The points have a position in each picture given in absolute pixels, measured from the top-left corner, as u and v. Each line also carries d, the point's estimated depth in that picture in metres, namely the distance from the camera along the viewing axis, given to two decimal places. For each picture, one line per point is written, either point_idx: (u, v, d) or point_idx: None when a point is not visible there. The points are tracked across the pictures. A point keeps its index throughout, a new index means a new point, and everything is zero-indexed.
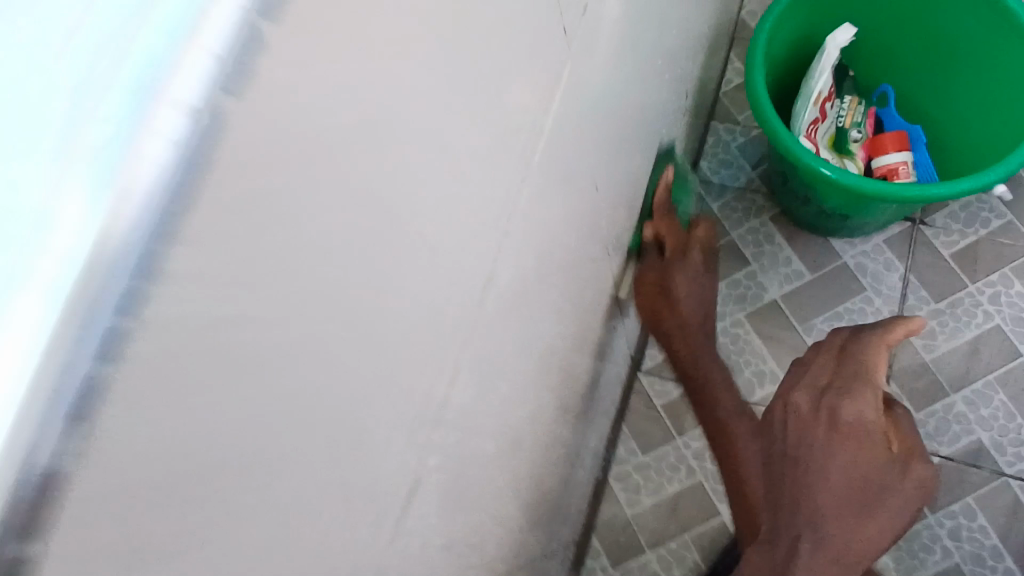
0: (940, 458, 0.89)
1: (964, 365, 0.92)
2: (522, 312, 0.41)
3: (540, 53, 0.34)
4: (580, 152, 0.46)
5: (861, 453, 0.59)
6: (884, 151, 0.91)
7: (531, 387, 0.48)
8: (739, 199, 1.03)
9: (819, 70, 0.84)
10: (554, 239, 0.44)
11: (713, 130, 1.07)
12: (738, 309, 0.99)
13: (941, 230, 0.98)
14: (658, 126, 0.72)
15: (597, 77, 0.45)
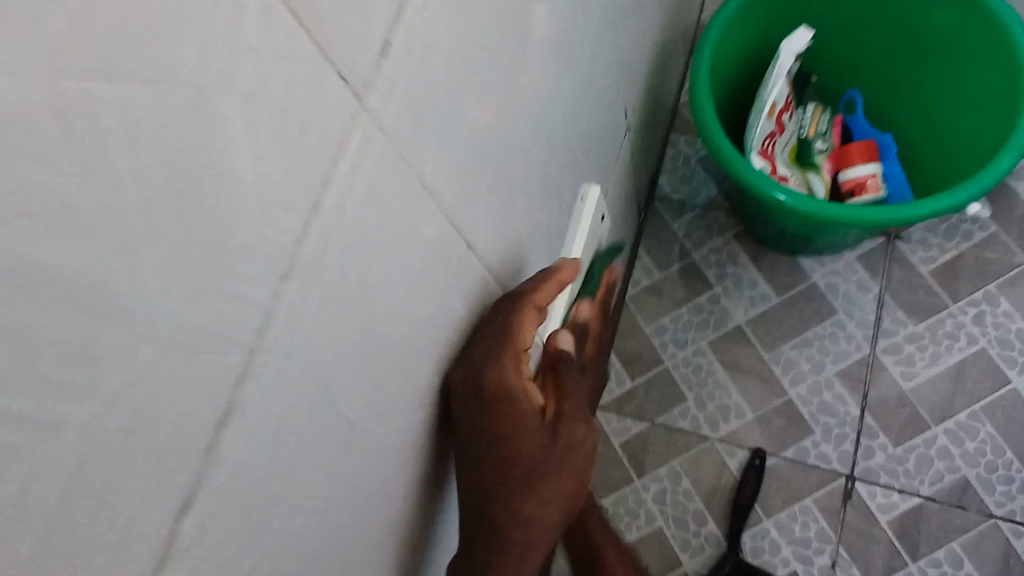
0: (922, 499, 0.82)
1: (948, 394, 0.85)
2: (383, 407, 0.34)
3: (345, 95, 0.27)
4: (468, 196, 0.38)
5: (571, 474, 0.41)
6: (851, 163, 0.84)
7: (419, 480, 0.40)
8: (701, 217, 0.96)
9: (774, 79, 0.77)
10: (432, 304, 0.36)
11: (672, 143, 0.99)
12: (699, 336, 0.91)
13: (919, 245, 0.90)
14: (595, 145, 0.63)
15: (484, 100, 0.37)
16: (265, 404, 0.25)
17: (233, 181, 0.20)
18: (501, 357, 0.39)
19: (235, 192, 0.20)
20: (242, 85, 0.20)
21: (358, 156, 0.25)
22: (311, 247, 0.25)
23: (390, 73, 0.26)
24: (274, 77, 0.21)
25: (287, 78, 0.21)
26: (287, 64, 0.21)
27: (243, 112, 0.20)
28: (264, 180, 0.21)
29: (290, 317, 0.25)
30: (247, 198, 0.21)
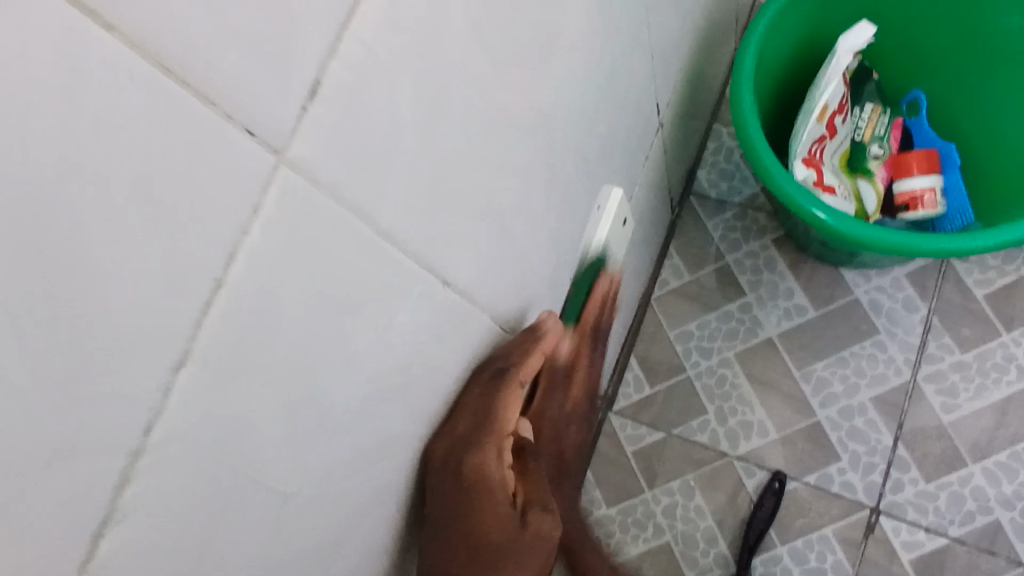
0: (949, 540, 0.78)
1: (990, 430, 0.79)
2: (344, 468, 0.31)
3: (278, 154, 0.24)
4: (451, 231, 0.34)
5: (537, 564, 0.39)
6: (908, 173, 0.76)
7: (384, 530, 0.37)
8: (739, 217, 0.89)
9: (827, 78, 0.69)
10: (398, 352, 0.32)
11: (715, 134, 0.92)
12: (726, 346, 0.86)
13: (975, 265, 0.84)
14: (620, 149, 0.58)
15: (471, 125, 0.32)
16: (164, 499, 0.22)
17: (82, 272, 0.17)
18: (480, 439, 0.38)
19: (90, 281, 0.17)
20: (82, 159, 0.16)
21: (273, 214, 0.22)
22: (211, 321, 0.21)
23: (325, 117, 0.22)
24: (138, 144, 0.17)
25: (158, 143, 0.18)
26: (158, 127, 0.17)
27: (92, 192, 0.16)
28: (133, 261, 0.18)
29: (197, 403, 0.21)
30: (109, 284, 0.18)
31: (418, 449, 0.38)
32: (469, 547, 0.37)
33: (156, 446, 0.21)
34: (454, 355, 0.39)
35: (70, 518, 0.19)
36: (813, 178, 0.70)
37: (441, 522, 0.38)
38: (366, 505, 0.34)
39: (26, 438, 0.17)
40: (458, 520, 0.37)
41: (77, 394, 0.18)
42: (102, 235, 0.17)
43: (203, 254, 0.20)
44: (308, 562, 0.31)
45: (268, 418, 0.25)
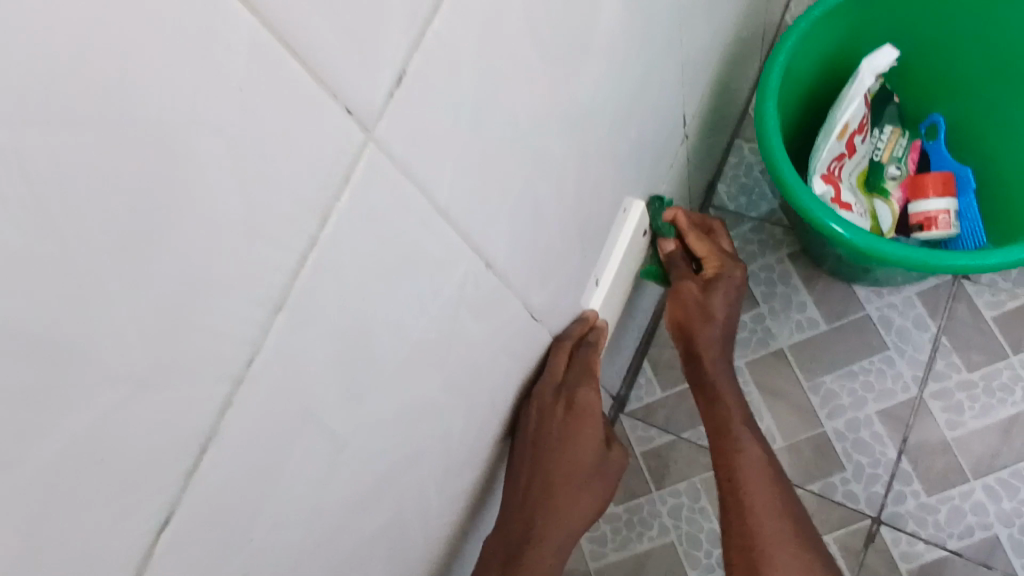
0: (947, 552, 0.80)
1: (993, 448, 0.81)
2: (386, 427, 0.34)
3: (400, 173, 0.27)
4: (496, 213, 0.37)
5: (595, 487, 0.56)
6: (924, 195, 0.78)
7: (413, 491, 0.40)
8: (757, 230, 0.92)
9: (848, 99, 0.72)
10: (441, 321, 0.35)
11: (737, 149, 0.95)
12: (738, 354, 0.88)
13: (986, 287, 0.86)
14: (647, 154, 0.61)
15: (515, 116, 0.35)
16: (253, 424, 0.25)
17: (216, 221, 0.20)
18: (585, 384, 0.53)
19: (218, 229, 0.20)
20: (227, 128, 0.19)
21: (358, 185, 0.25)
22: (305, 273, 0.24)
23: (401, 105, 0.25)
24: (264, 114, 0.20)
25: (278, 116, 0.21)
26: (282, 102, 0.21)
27: (228, 153, 0.20)
28: (253, 214, 0.21)
29: (284, 344, 0.25)
30: (232, 234, 0.21)
31: (451, 419, 0.41)
32: (566, 464, 0.53)
33: (251, 377, 0.24)
34: (486, 333, 0.41)
35: (179, 431, 0.22)
36: (831, 194, 0.72)
37: (532, 452, 0.51)
38: (402, 462, 0.37)
39: (156, 357, 0.20)
40: (544, 446, 0.51)
41: (195, 326, 0.21)
42: (232, 191, 0.20)
43: (300, 215, 0.23)
44: (349, 512, 0.34)
45: (330, 370, 0.28)
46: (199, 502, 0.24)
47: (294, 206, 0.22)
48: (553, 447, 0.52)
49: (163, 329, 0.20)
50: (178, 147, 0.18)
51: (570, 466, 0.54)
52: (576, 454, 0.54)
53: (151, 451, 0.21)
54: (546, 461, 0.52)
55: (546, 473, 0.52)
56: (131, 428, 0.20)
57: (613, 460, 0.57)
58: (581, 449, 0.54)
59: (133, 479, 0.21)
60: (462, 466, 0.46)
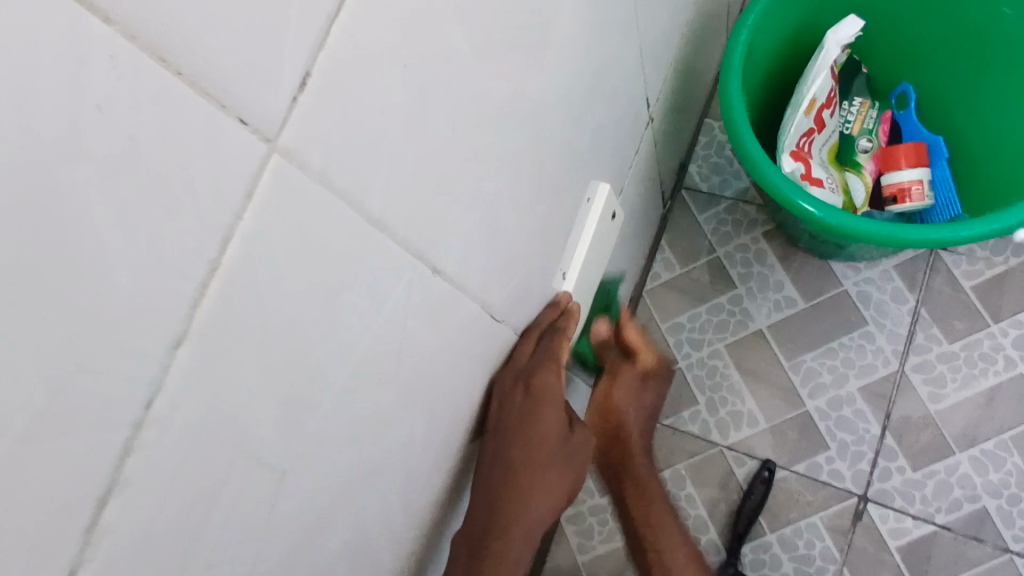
0: (936, 527, 0.79)
1: (978, 419, 0.81)
2: (334, 450, 0.32)
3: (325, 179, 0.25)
4: (441, 217, 0.35)
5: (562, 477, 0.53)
6: (896, 166, 0.77)
7: (375, 510, 0.38)
8: (731, 210, 0.90)
9: (815, 72, 0.70)
10: (388, 333, 0.33)
11: (706, 129, 0.93)
12: (717, 338, 0.87)
13: (964, 257, 0.85)
14: (609, 142, 0.59)
15: (456, 112, 0.32)
16: (169, 466, 0.23)
17: (92, 255, 0.18)
18: (547, 366, 0.51)
19: (94, 264, 0.18)
20: (90, 148, 0.17)
21: (263, 199, 0.22)
22: (208, 300, 0.22)
23: (310, 111, 0.23)
24: (139, 133, 0.18)
25: (159, 136, 0.19)
26: (161, 118, 0.18)
27: (98, 180, 0.18)
28: (141, 243, 0.19)
29: (194, 379, 0.22)
30: (113, 269, 0.19)
31: (410, 432, 0.39)
32: (531, 451, 0.50)
33: (156, 418, 0.22)
34: (442, 342, 0.39)
35: (76, 487, 0.20)
36: (800, 171, 0.70)
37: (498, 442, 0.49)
38: (358, 483, 0.36)
39: (36, 410, 0.18)
40: (508, 435, 0.49)
41: (81, 373, 0.19)
42: (110, 221, 0.18)
43: (197, 236, 0.21)
44: (299, 542, 0.32)
45: (256, 401, 0.26)
46: (113, 558, 0.22)
47: (186, 229, 0.20)
48: (517, 436, 0.49)
49: (39, 379, 0.18)
50: (23, 172, 0.16)
51: (537, 455, 0.51)
52: (543, 441, 0.51)
53: (42, 512, 0.19)
54: (512, 450, 0.49)
55: (511, 463, 0.49)
56: (13, 492, 0.18)
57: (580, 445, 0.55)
58: (547, 432, 0.52)
59: (24, 543, 0.19)
60: (429, 479, 0.44)
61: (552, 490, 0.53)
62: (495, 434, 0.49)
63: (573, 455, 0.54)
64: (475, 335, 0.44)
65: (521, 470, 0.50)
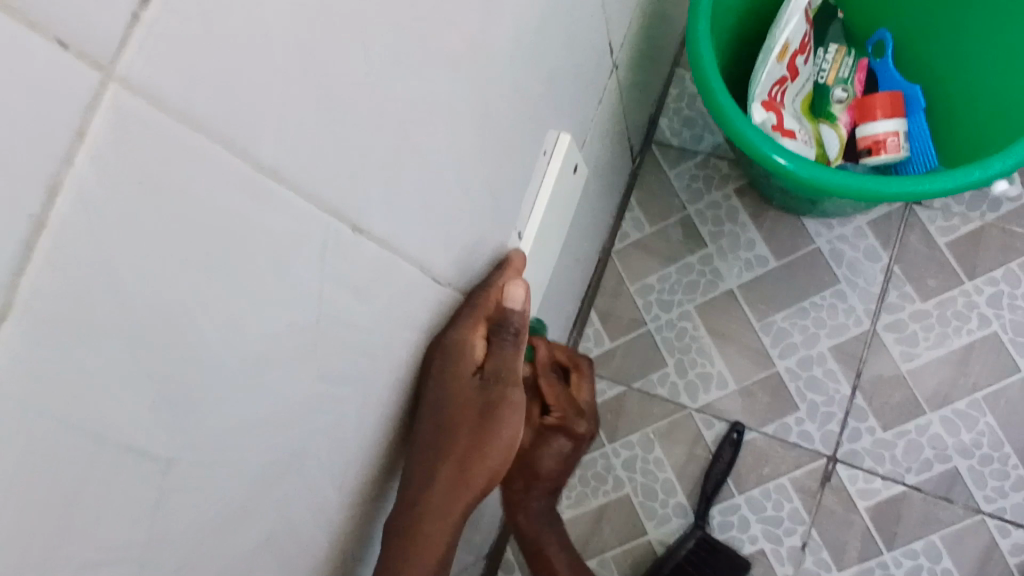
0: (906, 487, 0.78)
1: (949, 378, 0.79)
2: (242, 431, 0.29)
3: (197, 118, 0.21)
4: (360, 170, 0.31)
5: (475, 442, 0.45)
6: (872, 117, 0.74)
7: (303, 491, 0.35)
8: (701, 166, 0.87)
9: (787, 15, 0.66)
10: (299, 303, 0.29)
11: (677, 80, 0.89)
12: (686, 299, 0.85)
13: (939, 212, 0.83)
14: (567, 91, 0.55)
15: (369, 49, 0.28)
16: (10, 462, 0.19)
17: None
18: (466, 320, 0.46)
19: None
20: None
21: (102, 143, 0.19)
22: (36, 263, 0.18)
23: (161, 31, 0.19)
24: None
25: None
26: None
27: None
28: None
29: (30, 361, 0.19)
30: None
31: (338, 407, 0.36)
32: (454, 408, 0.44)
33: None
34: (371, 309, 0.36)
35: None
36: (772, 122, 0.66)
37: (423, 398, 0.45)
38: (279, 464, 0.32)
39: None
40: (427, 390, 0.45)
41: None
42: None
43: (8, 185, 0.17)
44: (207, 534, 0.29)
45: (125, 383, 0.22)
46: None
47: None
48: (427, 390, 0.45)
49: None
50: None
51: (455, 416, 0.45)
52: (462, 400, 0.45)
53: None
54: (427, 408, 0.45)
55: (439, 424, 0.44)
56: None
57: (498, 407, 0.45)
58: (466, 390, 0.45)
59: None
60: (367, 454, 0.41)
61: (482, 457, 0.45)
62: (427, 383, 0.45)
63: (495, 418, 0.45)
64: (412, 299, 0.40)
65: (447, 432, 0.45)
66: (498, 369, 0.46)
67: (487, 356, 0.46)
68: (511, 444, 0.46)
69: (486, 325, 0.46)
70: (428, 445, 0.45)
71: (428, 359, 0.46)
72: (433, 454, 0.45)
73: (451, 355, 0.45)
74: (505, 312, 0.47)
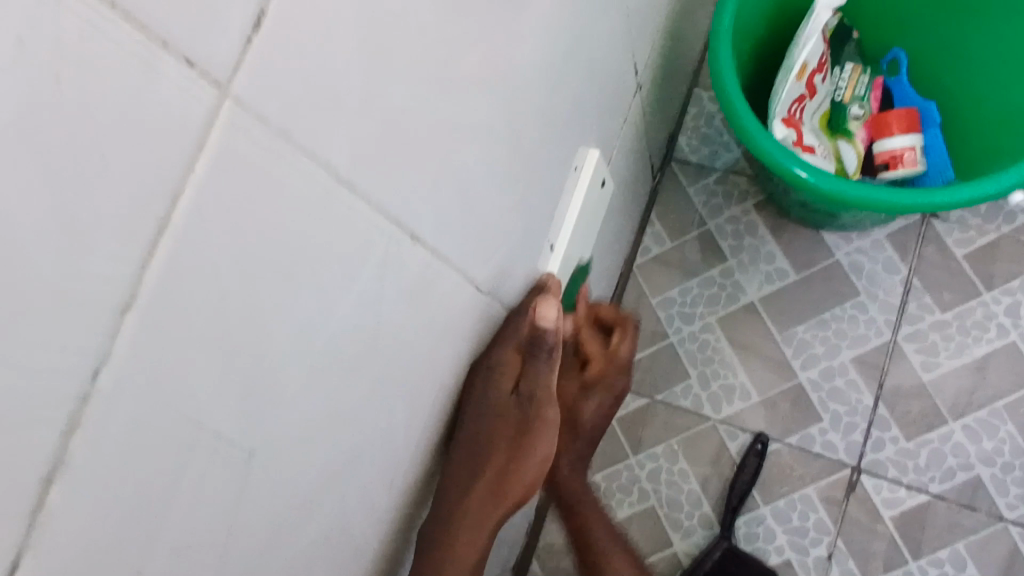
0: (929, 496, 0.78)
1: (970, 387, 0.80)
2: (310, 425, 0.30)
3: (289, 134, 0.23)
4: (416, 180, 0.33)
5: (509, 457, 0.48)
6: (888, 133, 0.76)
7: (358, 487, 0.37)
8: (721, 182, 0.89)
9: (805, 35, 0.68)
10: (362, 306, 0.31)
11: (695, 100, 0.92)
12: (708, 312, 0.86)
13: (956, 224, 0.84)
14: (594, 108, 0.57)
15: (427, 68, 0.31)
16: (123, 446, 0.21)
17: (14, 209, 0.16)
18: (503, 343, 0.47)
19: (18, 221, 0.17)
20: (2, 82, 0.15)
21: (215, 154, 0.21)
22: (158, 260, 0.20)
23: (262, 55, 0.21)
24: (65, 72, 0.17)
25: (85, 76, 0.17)
26: (83, 53, 0.17)
27: (18, 121, 0.16)
28: (72, 197, 0.18)
29: (146, 352, 0.21)
30: (42, 220, 0.17)
31: (392, 408, 0.38)
32: (492, 427, 0.47)
33: (105, 391, 0.20)
34: (422, 315, 0.38)
35: (15, 466, 0.18)
36: (793, 138, 0.69)
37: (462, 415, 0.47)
38: (340, 458, 0.34)
39: None
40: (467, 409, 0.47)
41: (16, 342, 0.17)
42: (39, 177, 0.17)
43: (139, 192, 0.19)
44: (276, 522, 0.31)
45: (220, 375, 0.24)
46: (65, 543, 0.21)
47: (125, 180, 0.19)
48: (471, 407, 0.47)
49: None
50: None
51: (494, 433, 0.47)
52: (501, 420, 0.47)
53: None
54: (469, 427, 0.46)
55: (477, 444, 0.47)
56: None
57: (534, 423, 0.48)
58: (501, 410, 0.47)
59: None
60: (412, 456, 0.43)
61: (518, 470, 0.48)
62: (467, 400, 0.47)
63: (528, 435, 0.48)
64: (457, 306, 0.42)
65: (483, 452, 0.47)
66: (538, 385, 0.47)
67: (522, 374, 0.47)
68: (544, 461, 0.49)
69: (519, 348, 0.47)
70: (469, 457, 0.47)
71: (469, 378, 0.47)
72: (474, 465, 0.47)
73: (491, 375, 0.47)
74: (539, 332, 0.47)
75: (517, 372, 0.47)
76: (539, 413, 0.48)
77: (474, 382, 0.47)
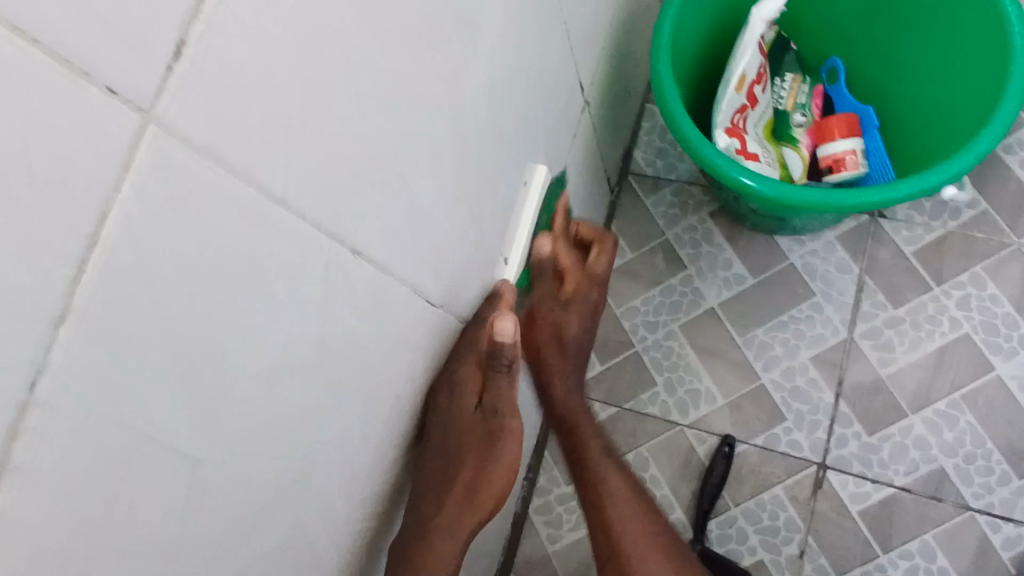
0: (895, 489, 0.80)
1: (927, 379, 0.83)
2: (257, 438, 0.31)
3: (216, 155, 0.25)
4: (356, 200, 0.35)
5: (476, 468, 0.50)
6: (830, 137, 0.79)
7: (314, 499, 0.38)
8: (677, 193, 0.92)
9: (742, 47, 0.71)
10: (307, 321, 0.33)
11: (648, 114, 0.95)
12: (670, 319, 0.88)
13: (903, 223, 0.87)
14: (541, 125, 0.59)
15: (361, 93, 0.32)
16: (63, 458, 0.22)
17: None
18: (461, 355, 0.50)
19: None
20: None
21: (141, 174, 0.22)
22: (88, 276, 0.21)
23: (185, 83, 0.23)
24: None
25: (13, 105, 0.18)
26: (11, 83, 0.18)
27: None
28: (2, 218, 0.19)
29: (81, 365, 0.22)
30: None
31: (346, 421, 0.39)
32: (457, 443, 0.49)
33: (41, 402, 0.21)
34: (372, 329, 0.39)
35: None
36: (735, 146, 0.71)
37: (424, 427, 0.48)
38: (292, 472, 0.35)
39: None
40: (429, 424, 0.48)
41: None
42: None
43: (68, 211, 0.20)
44: (228, 535, 0.31)
45: (160, 385, 0.25)
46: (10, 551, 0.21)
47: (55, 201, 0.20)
48: (437, 423, 0.48)
49: None
50: None
51: (462, 447, 0.49)
52: (468, 435, 0.49)
53: None
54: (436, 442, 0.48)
55: (444, 461, 0.48)
56: None
57: (502, 432, 0.51)
58: (462, 427, 0.49)
59: None
60: (372, 468, 0.44)
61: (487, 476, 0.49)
62: (432, 413, 0.48)
63: (496, 446, 0.50)
64: (410, 318, 0.44)
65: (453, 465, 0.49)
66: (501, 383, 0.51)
67: (484, 389, 0.50)
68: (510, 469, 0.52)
69: (478, 362, 0.50)
70: (435, 466, 0.48)
71: (432, 392, 0.49)
72: (440, 474, 0.48)
73: (456, 390, 0.49)
74: (496, 347, 0.49)
75: (482, 377, 0.50)
76: (505, 423, 0.51)
77: (439, 399, 0.49)
